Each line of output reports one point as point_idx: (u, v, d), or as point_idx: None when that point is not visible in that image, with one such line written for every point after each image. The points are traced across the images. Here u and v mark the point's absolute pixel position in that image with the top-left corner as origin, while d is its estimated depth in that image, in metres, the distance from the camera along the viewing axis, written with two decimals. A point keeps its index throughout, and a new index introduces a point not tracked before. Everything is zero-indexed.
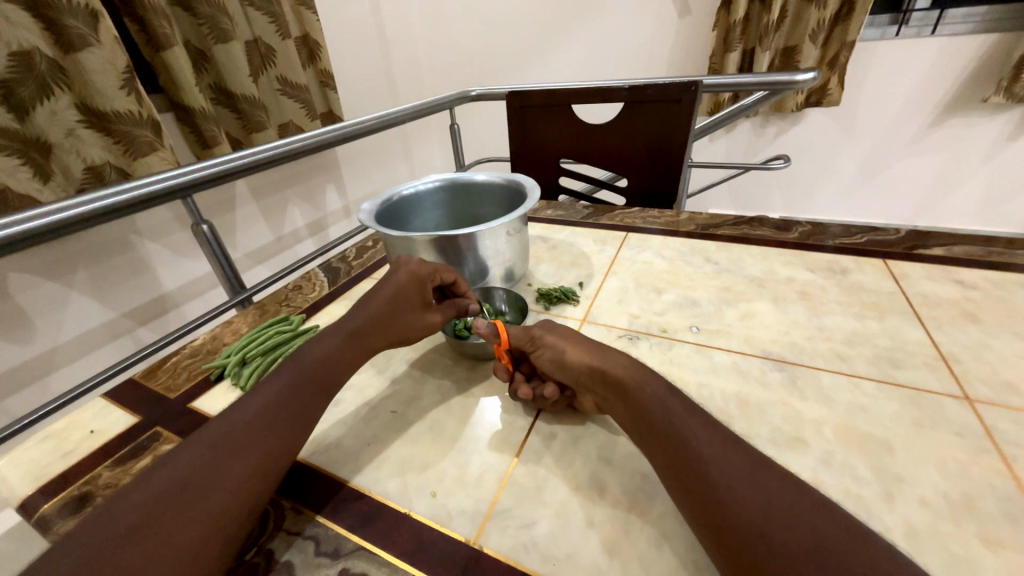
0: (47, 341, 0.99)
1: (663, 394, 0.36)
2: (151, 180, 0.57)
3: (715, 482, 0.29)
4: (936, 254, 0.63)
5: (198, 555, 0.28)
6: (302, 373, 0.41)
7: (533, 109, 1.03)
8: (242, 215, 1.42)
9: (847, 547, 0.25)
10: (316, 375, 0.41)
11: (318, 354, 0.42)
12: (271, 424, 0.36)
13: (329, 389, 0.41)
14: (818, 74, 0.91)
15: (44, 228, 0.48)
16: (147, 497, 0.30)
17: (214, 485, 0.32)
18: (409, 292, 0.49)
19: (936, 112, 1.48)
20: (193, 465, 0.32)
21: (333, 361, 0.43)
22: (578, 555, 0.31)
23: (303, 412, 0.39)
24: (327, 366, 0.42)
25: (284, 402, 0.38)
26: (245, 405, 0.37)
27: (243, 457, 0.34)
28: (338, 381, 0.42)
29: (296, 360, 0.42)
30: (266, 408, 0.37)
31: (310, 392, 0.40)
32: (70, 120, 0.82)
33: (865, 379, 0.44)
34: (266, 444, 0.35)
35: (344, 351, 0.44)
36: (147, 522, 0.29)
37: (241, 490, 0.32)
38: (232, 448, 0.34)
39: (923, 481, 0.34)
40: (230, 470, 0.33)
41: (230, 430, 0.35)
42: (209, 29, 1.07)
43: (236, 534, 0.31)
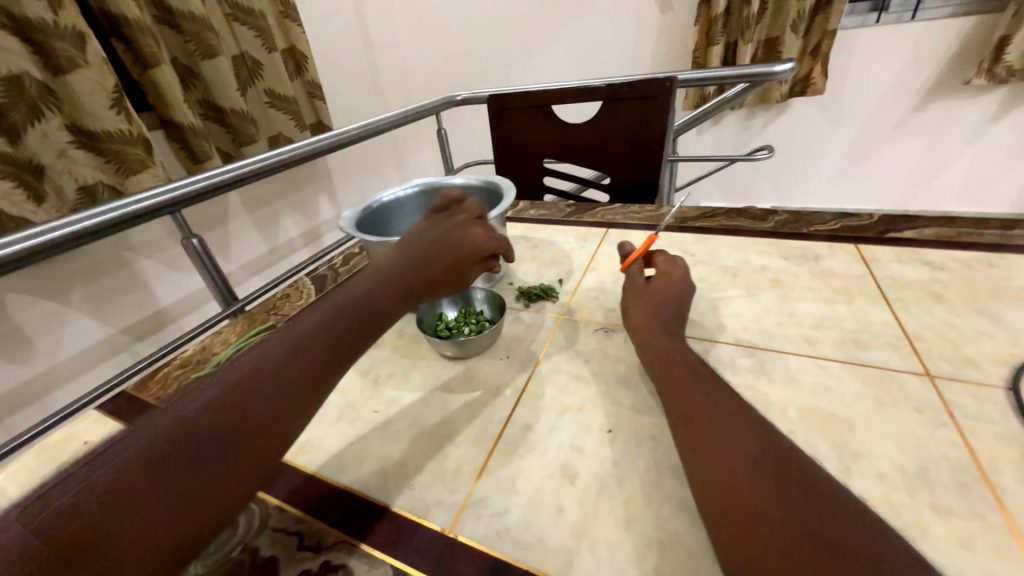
0: (48, 359, 1.01)
1: (695, 360, 0.43)
2: (128, 202, 0.58)
3: (709, 436, 0.35)
4: (907, 236, 0.65)
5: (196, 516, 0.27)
6: (318, 328, 0.38)
7: (514, 111, 1.05)
8: (235, 227, 1.44)
9: (808, 499, 0.29)
10: (337, 332, 0.38)
11: (338, 310, 0.40)
12: (283, 383, 0.34)
13: (349, 348, 0.39)
14: (795, 64, 0.92)
15: (26, 253, 0.49)
16: (146, 442, 0.28)
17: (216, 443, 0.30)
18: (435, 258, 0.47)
19: (919, 96, 1.50)
20: (196, 416, 0.30)
21: (353, 318, 0.40)
22: (547, 539, 0.33)
23: (319, 369, 0.36)
24: (347, 322, 0.39)
25: (297, 357, 0.36)
26: (261, 356, 0.35)
27: (253, 415, 0.32)
28: (360, 339, 0.39)
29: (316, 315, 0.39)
30: (279, 363, 0.35)
31: (326, 351, 0.37)
32: (61, 141, 0.84)
33: (831, 360, 0.45)
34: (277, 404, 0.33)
35: (365, 307, 0.41)
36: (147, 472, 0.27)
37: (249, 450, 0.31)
38: (242, 401, 0.32)
39: (880, 455, 0.36)
40: (237, 428, 0.31)
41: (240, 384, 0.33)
42: (195, 46, 1.09)
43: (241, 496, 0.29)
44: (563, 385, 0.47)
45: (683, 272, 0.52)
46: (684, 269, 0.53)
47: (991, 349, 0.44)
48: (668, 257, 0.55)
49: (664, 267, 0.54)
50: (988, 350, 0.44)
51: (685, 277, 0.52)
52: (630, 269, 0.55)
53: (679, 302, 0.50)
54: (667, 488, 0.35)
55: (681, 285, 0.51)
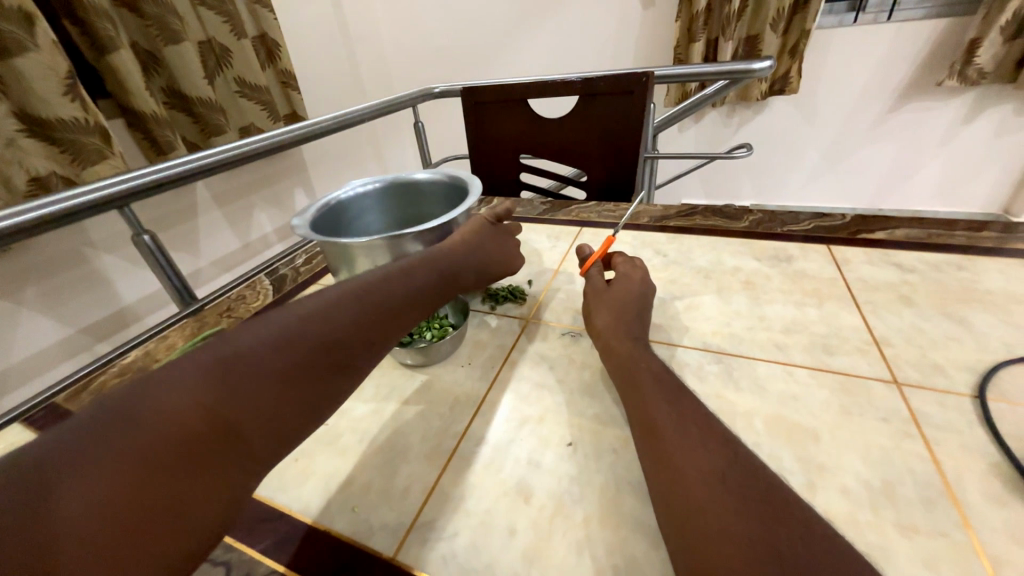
0: (1, 363, 0.96)
1: (660, 368, 0.41)
2: (71, 195, 0.52)
3: (674, 450, 0.33)
4: (878, 237, 0.64)
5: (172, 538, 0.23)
6: (323, 333, 0.35)
7: (489, 105, 1.01)
8: (205, 223, 1.38)
9: (775, 520, 0.27)
10: (342, 342, 0.36)
11: (343, 315, 0.37)
12: (280, 388, 0.31)
13: (353, 362, 0.36)
14: (773, 61, 0.90)
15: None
16: (134, 423, 0.25)
17: (199, 451, 0.26)
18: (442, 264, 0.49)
19: (895, 97, 1.51)
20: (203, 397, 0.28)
21: (360, 329, 0.37)
22: (495, 565, 0.30)
23: (318, 382, 0.34)
24: (353, 332, 0.37)
25: (297, 362, 0.33)
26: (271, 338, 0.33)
27: (245, 425, 0.29)
28: (364, 355, 0.37)
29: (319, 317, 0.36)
30: (278, 367, 0.32)
31: (329, 360, 0.35)
32: (9, 129, 0.78)
33: (799, 367, 0.44)
34: (272, 415, 0.30)
35: (373, 318, 0.39)
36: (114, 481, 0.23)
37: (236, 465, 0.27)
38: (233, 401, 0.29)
39: (845, 468, 0.34)
40: (223, 437, 0.27)
41: (234, 381, 0.29)
42: (157, 30, 1.02)
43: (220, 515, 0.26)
44: (524, 393, 0.45)
45: (644, 273, 0.53)
46: (644, 270, 0.54)
47: (958, 355, 0.44)
48: (627, 259, 0.56)
49: (623, 270, 0.54)
50: (954, 355, 0.44)
51: (645, 279, 0.52)
52: (590, 273, 0.55)
53: (641, 304, 0.50)
54: (626, 506, 0.33)
55: (643, 286, 0.51)
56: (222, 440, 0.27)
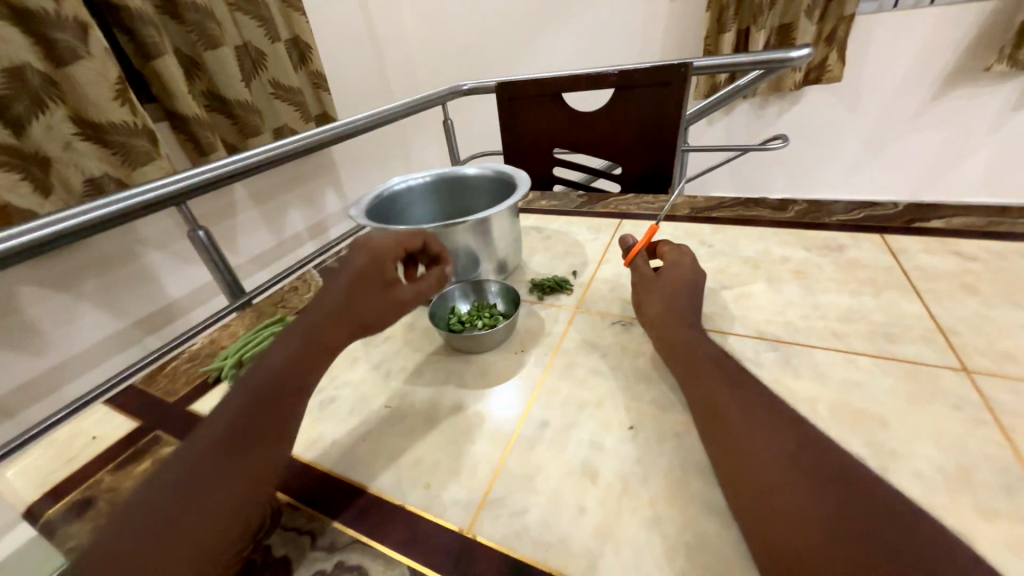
0: (58, 353, 1.01)
1: (719, 352, 0.41)
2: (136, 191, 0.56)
3: (739, 434, 0.33)
4: (934, 225, 0.62)
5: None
6: (262, 389, 0.38)
7: (523, 100, 1.02)
8: (242, 220, 1.43)
9: (852, 503, 0.27)
10: (285, 384, 0.39)
11: (278, 366, 0.39)
12: (237, 446, 0.34)
13: (298, 396, 0.39)
14: (812, 49, 0.87)
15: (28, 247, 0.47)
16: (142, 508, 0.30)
17: (179, 527, 0.29)
18: (368, 266, 0.45)
19: (939, 83, 1.45)
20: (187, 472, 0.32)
21: (297, 367, 0.40)
22: (569, 540, 0.31)
23: (268, 422, 0.37)
24: (291, 374, 0.39)
25: (247, 419, 0.36)
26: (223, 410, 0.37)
27: (216, 484, 0.32)
28: (306, 385, 0.40)
29: (249, 380, 0.39)
30: (229, 433, 0.35)
31: (272, 404, 0.37)
32: (66, 133, 0.83)
33: (861, 354, 0.43)
34: (236, 466, 0.33)
35: (309, 351, 0.41)
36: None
37: (223, 516, 0.31)
38: (195, 479, 0.32)
39: (917, 453, 0.34)
40: (199, 505, 0.31)
41: (193, 466, 0.33)
42: (198, 37, 1.07)
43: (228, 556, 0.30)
44: (580, 379, 0.45)
45: (695, 261, 0.51)
46: (695, 257, 0.52)
47: None
48: (673, 247, 0.54)
49: (671, 259, 0.53)
50: None
51: (695, 267, 0.50)
52: (635, 262, 0.54)
53: (694, 294, 0.48)
54: (693, 487, 0.34)
55: (694, 274, 0.50)
56: (202, 501, 0.31)
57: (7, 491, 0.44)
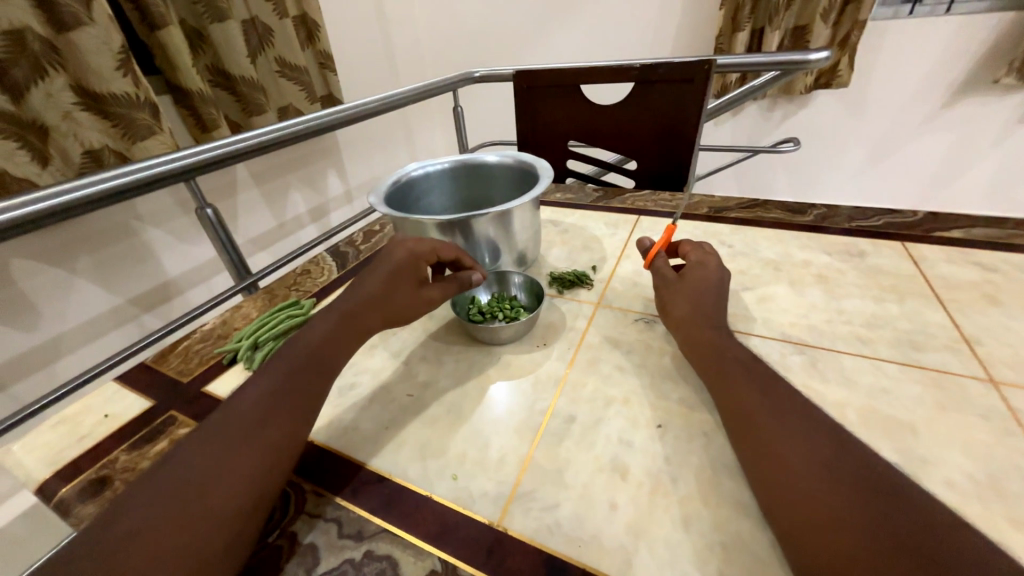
0: (52, 327, 0.98)
1: (747, 356, 0.40)
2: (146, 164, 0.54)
3: (770, 435, 0.33)
4: (954, 235, 0.62)
5: (227, 549, 0.28)
6: (296, 364, 0.39)
7: (540, 89, 1.00)
8: (243, 200, 1.40)
9: (892, 504, 0.26)
10: (317, 362, 0.40)
11: (310, 345, 0.41)
12: (274, 415, 0.35)
13: (328, 376, 0.40)
14: (833, 53, 0.83)
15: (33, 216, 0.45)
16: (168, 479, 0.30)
17: (218, 487, 0.30)
18: (405, 267, 0.47)
19: (948, 94, 1.45)
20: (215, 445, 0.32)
21: (329, 348, 0.41)
22: (602, 536, 0.31)
23: (297, 402, 0.37)
24: (322, 353, 0.41)
25: (280, 391, 0.37)
26: (250, 389, 0.37)
27: (253, 450, 0.32)
28: (335, 367, 0.41)
29: (281, 356, 0.40)
30: (264, 402, 0.36)
31: (306, 379, 0.38)
32: (66, 102, 0.80)
33: (887, 362, 0.44)
34: (272, 434, 0.34)
35: (341, 333, 0.42)
36: (154, 536, 0.27)
37: (259, 479, 0.31)
38: (233, 441, 0.32)
39: (948, 462, 0.34)
40: (237, 467, 0.31)
41: (222, 439, 0.32)
42: (204, 9, 1.03)
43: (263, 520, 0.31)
44: (606, 375, 0.45)
45: (719, 261, 0.50)
46: (718, 258, 0.50)
47: None
48: (696, 246, 0.53)
49: (696, 258, 0.51)
50: None
51: (720, 268, 0.49)
52: (656, 263, 0.53)
53: (720, 294, 0.47)
54: (725, 487, 0.34)
55: (718, 275, 0.48)
56: (230, 473, 0.31)
57: (16, 467, 0.43)
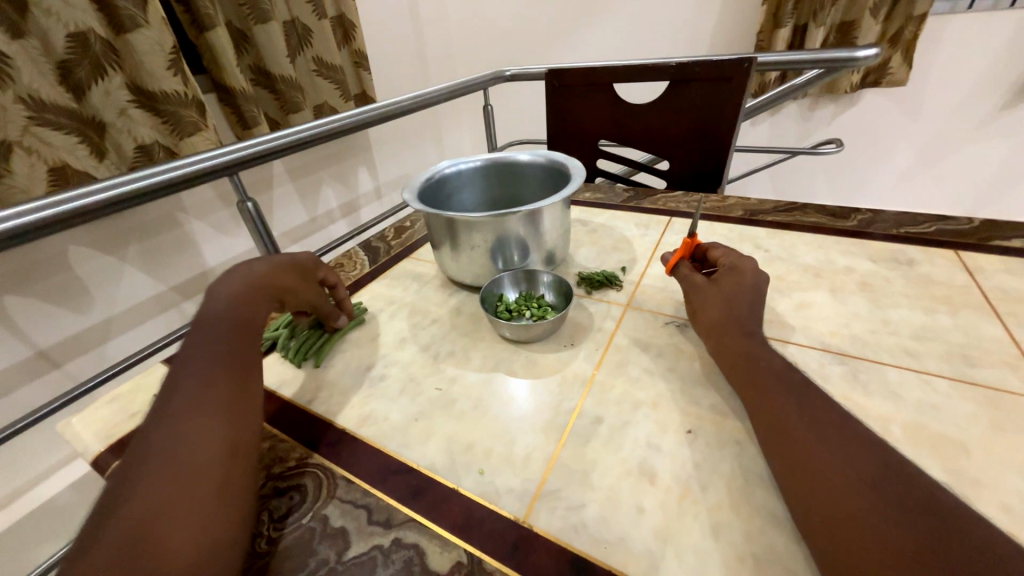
0: (103, 310, 1.04)
1: (783, 365, 0.39)
2: (180, 164, 0.56)
3: (807, 445, 0.31)
4: (1015, 244, 0.58)
5: (232, 487, 0.31)
6: (222, 330, 0.39)
7: (573, 88, 1.00)
8: (279, 195, 1.45)
9: (942, 527, 0.25)
10: (241, 325, 0.41)
11: (228, 310, 0.41)
12: (220, 378, 0.36)
13: (254, 334, 0.41)
14: (882, 50, 0.78)
15: (71, 212, 0.46)
16: (143, 460, 0.29)
17: (197, 446, 0.31)
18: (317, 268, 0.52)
19: (1010, 93, 1.35)
20: (177, 420, 0.32)
21: (243, 312, 0.42)
22: (629, 539, 0.31)
23: (237, 368, 0.38)
24: (242, 321, 0.41)
25: (218, 357, 0.37)
26: (189, 365, 0.36)
27: (217, 418, 0.33)
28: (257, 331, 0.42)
29: (200, 328, 0.39)
30: (210, 369, 0.36)
31: (238, 347, 0.39)
32: (122, 100, 0.84)
33: (936, 376, 0.41)
34: (226, 394, 0.35)
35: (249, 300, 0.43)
36: (159, 501, 0.27)
37: (233, 430, 0.33)
38: (194, 409, 0.33)
39: (1003, 485, 0.32)
40: (207, 428, 0.32)
41: (184, 415, 0.33)
42: (249, 10, 1.07)
43: (253, 460, 0.34)
44: (635, 379, 0.44)
45: (756, 265, 0.48)
46: (756, 261, 0.48)
47: None
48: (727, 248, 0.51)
49: (729, 262, 0.49)
50: None
51: (757, 272, 0.47)
52: (681, 272, 0.51)
53: (755, 300, 0.45)
54: (757, 497, 0.33)
55: (754, 280, 0.46)
56: (205, 438, 0.32)
57: (75, 438, 0.46)
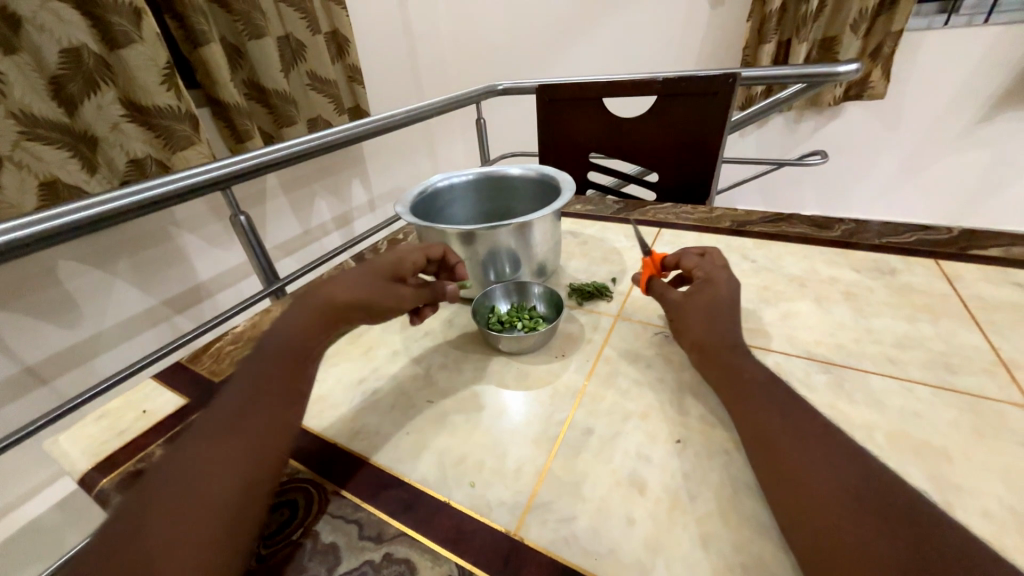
0: (92, 325, 1.03)
1: (765, 375, 0.39)
2: (167, 180, 0.55)
3: (790, 453, 0.32)
4: (992, 253, 0.60)
5: (235, 532, 0.28)
6: (274, 352, 0.38)
7: (564, 103, 1.02)
8: (272, 208, 1.46)
9: (920, 532, 0.26)
10: (296, 346, 0.39)
11: (286, 332, 0.40)
12: (258, 405, 0.35)
13: (310, 359, 0.39)
14: (862, 66, 0.81)
15: (58, 229, 0.46)
16: (162, 482, 0.29)
17: (210, 480, 0.30)
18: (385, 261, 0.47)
19: (986, 106, 1.39)
20: (205, 445, 0.32)
21: (305, 334, 0.40)
22: (619, 551, 0.31)
23: (279, 395, 0.36)
24: (300, 341, 0.39)
25: (263, 382, 0.36)
26: (234, 387, 0.36)
27: (237, 449, 0.32)
28: (316, 354, 0.40)
29: (259, 346, 0.39)
30: (255, 391, 0.36)
31: (287, 370, 0.38)
32: (114, 115, 0.85)
33: (919, 384, 0.42)
34: (258, 425, 0.34)
35: (314, 320, 0.41)
36: (152, 534, 0.27)
37: (252, 465, 0.31)
38: (221, 437, 0.32)
39: (984, 491, 0.33)
40: (229, 460, 0.31)
41: (212, 439, 0.32)
42: (244, 26, 1.08)
43: (264, 501, 0.31)
44: (625, 389, 0.45)
45: (730, 272, 0.48)
46: (728, 268, 0.49)
47: None
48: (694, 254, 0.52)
49: (703, 274, 0.49)
50: None
51: (731, 280, 0.47)
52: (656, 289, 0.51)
53: (733, 308, 0.46)
54: (745, 506, 0.33)
55: (730, 289, 0.47)
56: (218, 470, 0.30)
57: (62, 456, 0.46)
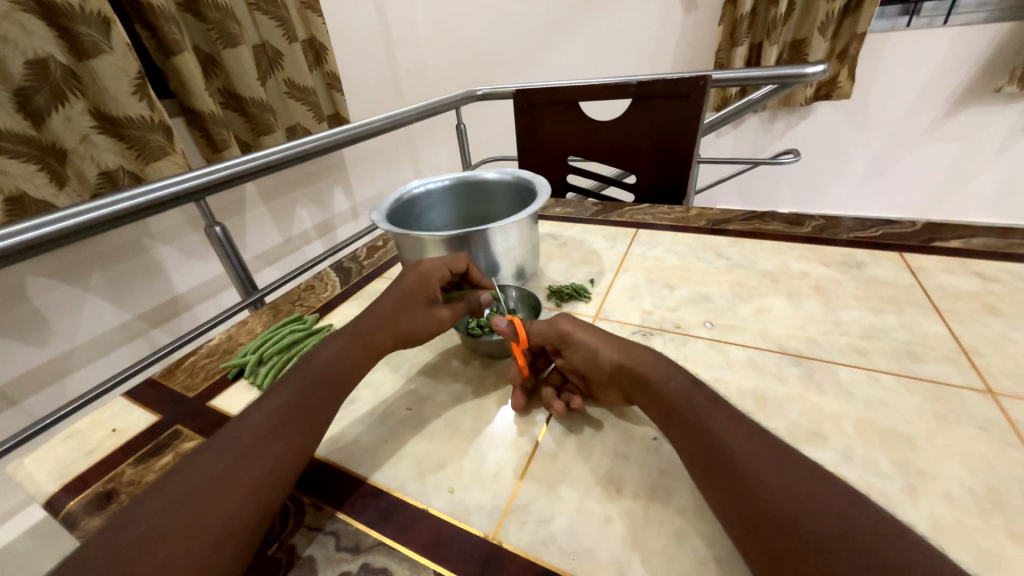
0: (63, 343, 1.00)
1: (664, 362, 0.39)
2: (133, 194, 0.53)
3: (716, 440, 0.32)
4: (953, 245, 0.62)
5: (232, 558, 0.29)
6: (315, 377, 0.40)
7: (542, 106, 1.03)
8: (251, 217, 1.43)
9: (842, 500, 0.27)
10: (327, 375, 0.41)
11: (324, 360, 0.42)
12: (285, 428, 0.36)
13: (340, 389, 0.41)
14: (829, 66, 0.83)
15: (23, 245, 0.45)
16: (179, 487, 0.31)
17: (223, 496, 0.31)
18: (413, 288, 0.49)
19: (949, 103, 1.45)
20: (224, 457, 0.33)
21: (341, 365, 0.42)
22: (597, 550, 0.31)
23: (302, 422, 0.37)
24: (335, 370, 0.42)
25: (295, 404, 0.38)
26: (264, 404, 0.38)
27: (249, 470, 0.33)
28: (346, 385, 0.42)
29: (302, 367, 0.41)
30: (280, 413, 0.37)
31: (317, 398, 0.39)
32: (84, 126, 0.83)
33: (884, 373, 0.44)
34: (274, 449, 0.34)
35: (352, 351, 0.43)
36: (154, 543, 0.28)
37: (257, 489, 0.32)
38: (244, 453, 0.34)
39: (946, 475, 0.34)
40: (238, 478, 0.32)
41: (232, 453, 0.33)
42: (217, 34, 1.07)
43: (260, 529, 0.31)
44: None
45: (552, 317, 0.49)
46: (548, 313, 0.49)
47: None
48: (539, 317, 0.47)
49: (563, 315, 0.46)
50: None
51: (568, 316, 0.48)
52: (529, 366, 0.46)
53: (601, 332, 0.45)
54: None
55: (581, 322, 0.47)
56: (226, 489, 0.31)
57: (27, 480, 0.44)
